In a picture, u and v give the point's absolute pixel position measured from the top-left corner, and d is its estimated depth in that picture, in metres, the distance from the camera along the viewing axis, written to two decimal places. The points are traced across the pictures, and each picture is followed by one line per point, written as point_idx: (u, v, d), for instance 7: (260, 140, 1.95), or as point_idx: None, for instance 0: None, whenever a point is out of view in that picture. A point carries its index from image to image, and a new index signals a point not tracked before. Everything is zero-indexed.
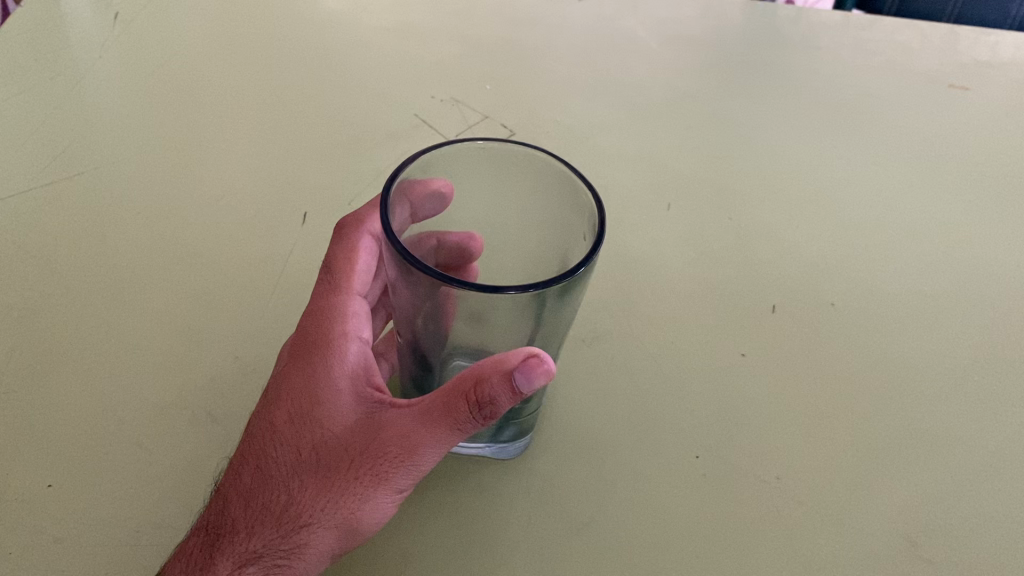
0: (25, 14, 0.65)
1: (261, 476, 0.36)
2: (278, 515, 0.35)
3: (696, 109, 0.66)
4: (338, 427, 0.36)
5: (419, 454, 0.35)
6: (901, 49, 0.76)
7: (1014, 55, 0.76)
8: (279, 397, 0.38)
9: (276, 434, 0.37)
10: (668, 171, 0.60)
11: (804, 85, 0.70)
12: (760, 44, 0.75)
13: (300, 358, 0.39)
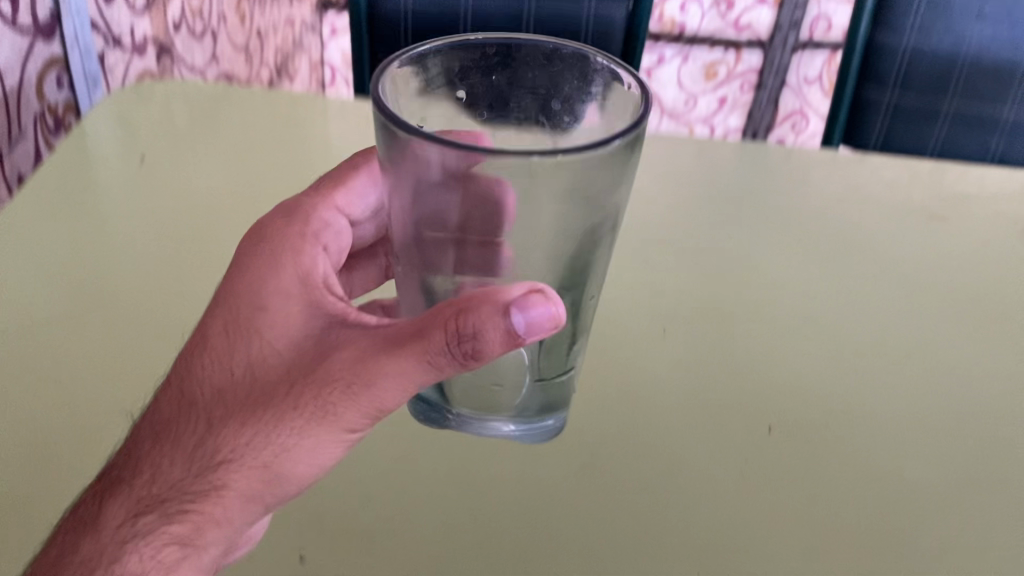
0: (61, 168, 0.70)
1: (202, 408, 0.43)
2: (208, 445, 0.42)
3: (688, 245, 0.68)
4: (273, 370, 0.42)
5: (362, 391, 0.40)
6: (889, 181, 0.78)
7: (1000, 186, 0.78)
8: (230, 334, 0.44)
9: (221, 368, 0.43)
10: (659, 294, 0.63)
11: (794, 217, 0.72)
12: (750, 177, 0.77)
13: (251, 297, 0.45)
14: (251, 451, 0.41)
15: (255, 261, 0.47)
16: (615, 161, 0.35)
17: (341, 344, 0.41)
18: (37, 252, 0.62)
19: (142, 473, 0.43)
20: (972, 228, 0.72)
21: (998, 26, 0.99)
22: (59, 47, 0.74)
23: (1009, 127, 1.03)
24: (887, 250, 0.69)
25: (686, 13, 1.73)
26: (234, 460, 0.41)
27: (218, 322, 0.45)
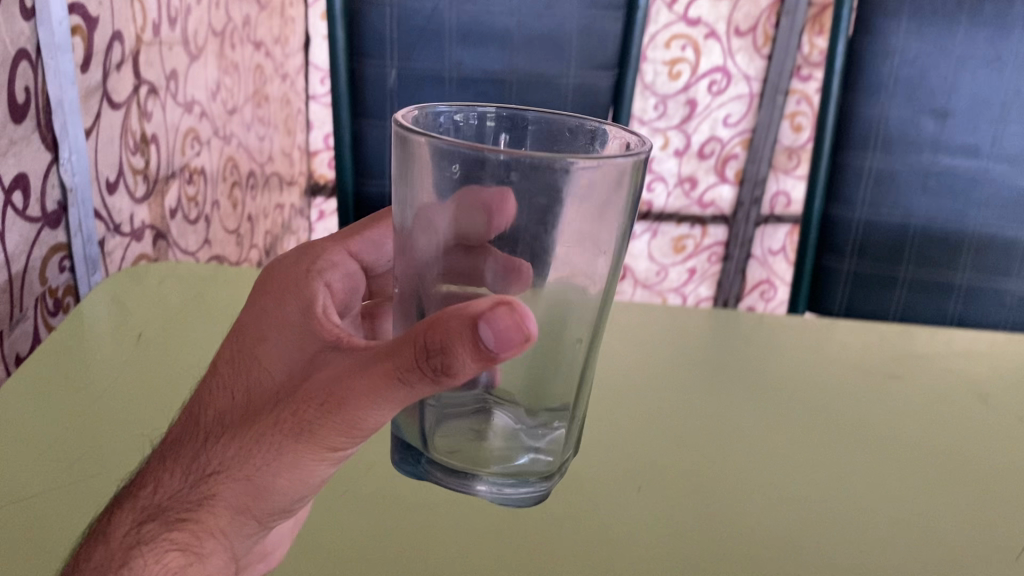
0: (54, 345, 0.73)
1: (208, 428, 0.47)
2: (200, 456, 0.45)
3: (658, 394, 0.69)
4: (271, 396, 0.46)
5: (340, 407, 0.41)
6: (856, 335, 0.79)
7: (964, 344, 0.79)
8: (243, 369, 0.49)
9: (230, 396, 0.48)
10: (633, 441, 0.62)
11: (763, 372, 0.73)
12: (724, 332, 0.79)
13: (264, 338, 0.50)
14: (235, 465, 0.44)
15: (272, 310, 0.51)
16: (618, 183, 0.35)
17: (328, 366, 0.44)
18: (25, 419, 0.63)
19: (147, 487, 0.47)
20: (935, 371, 0.74)
21: (942, 198, 1.06)
22: (64, 233, 0.78)
23: (964, 290, 1.09)
24: (851, 394, 0.70)
25: (653, 191, 1.84)
26: (221, 472, 0.44)
27: (232, 362, 0.50)
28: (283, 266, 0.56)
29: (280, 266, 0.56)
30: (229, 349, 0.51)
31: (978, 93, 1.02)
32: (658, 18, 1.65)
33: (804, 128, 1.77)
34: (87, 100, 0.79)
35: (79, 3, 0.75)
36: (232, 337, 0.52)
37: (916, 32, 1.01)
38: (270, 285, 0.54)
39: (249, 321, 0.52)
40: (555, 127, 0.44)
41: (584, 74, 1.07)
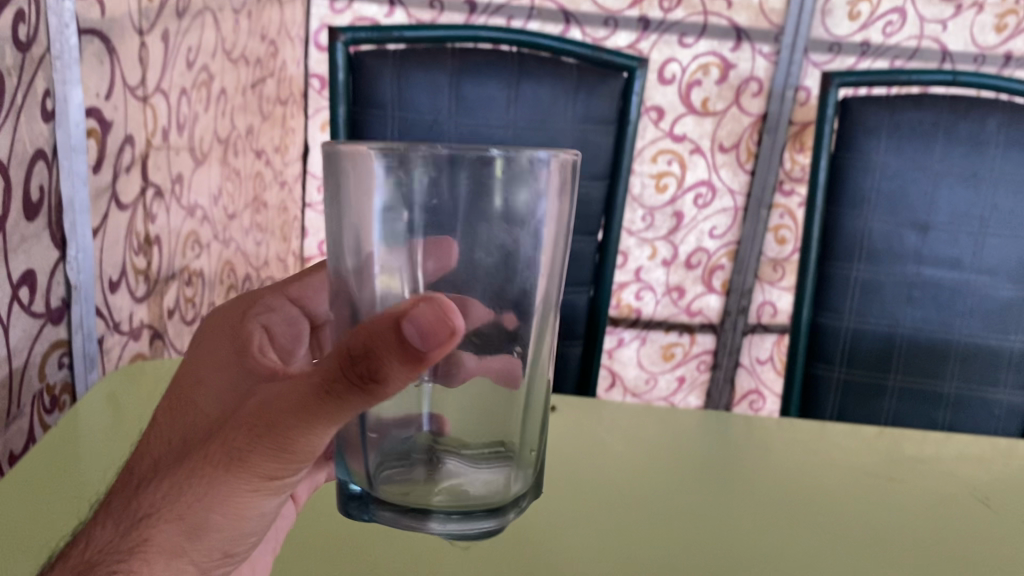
0: (50, 441, 0.72)
1: (143, 478, 0.49)
2: (135, 501, 0.48)
3: (658, 497, 0.68)
4: (203, 435, 0.49)
5: (267, 428, 0.44)
6: (854, 441, 0.79)
7: (960, 451, 0.79)
8: (182, 423, 0.53)
9: (166, 448, 0.51)
10: (634, 544, 0.61)
11: (763, 475, 0.72)
12: (723, 436, 0.78)
13: (204, 397, 0.55)
14: (166, 505, 0.46)
15: (209, 369, 0.56)
16: (545, 185, 0.37)
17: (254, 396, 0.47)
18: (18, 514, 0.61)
19: (79, 543, 0.48)
20: (932, 474, 0.74)
21: (927, 308, 1.07)
22: (64, 330, 0.78)
23: (953, 399, 1.10)
24: (853, 496, 0.70)
25: (642, 299, 1.87)
26: (153, 514, 0.46)
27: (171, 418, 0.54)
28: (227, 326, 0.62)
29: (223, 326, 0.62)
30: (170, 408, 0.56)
31: (956, 206, 1.06)
32: (645, 134, 1.71)
33: (788, 240, 1.82)
34: (96, 201, 0.81)
35: (96, 107, 0.78)
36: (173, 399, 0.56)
37: (895, 149, 1.06)
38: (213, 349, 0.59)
39: (193, 382, 0.57)
40: None
41: (578, 185, 1.08)
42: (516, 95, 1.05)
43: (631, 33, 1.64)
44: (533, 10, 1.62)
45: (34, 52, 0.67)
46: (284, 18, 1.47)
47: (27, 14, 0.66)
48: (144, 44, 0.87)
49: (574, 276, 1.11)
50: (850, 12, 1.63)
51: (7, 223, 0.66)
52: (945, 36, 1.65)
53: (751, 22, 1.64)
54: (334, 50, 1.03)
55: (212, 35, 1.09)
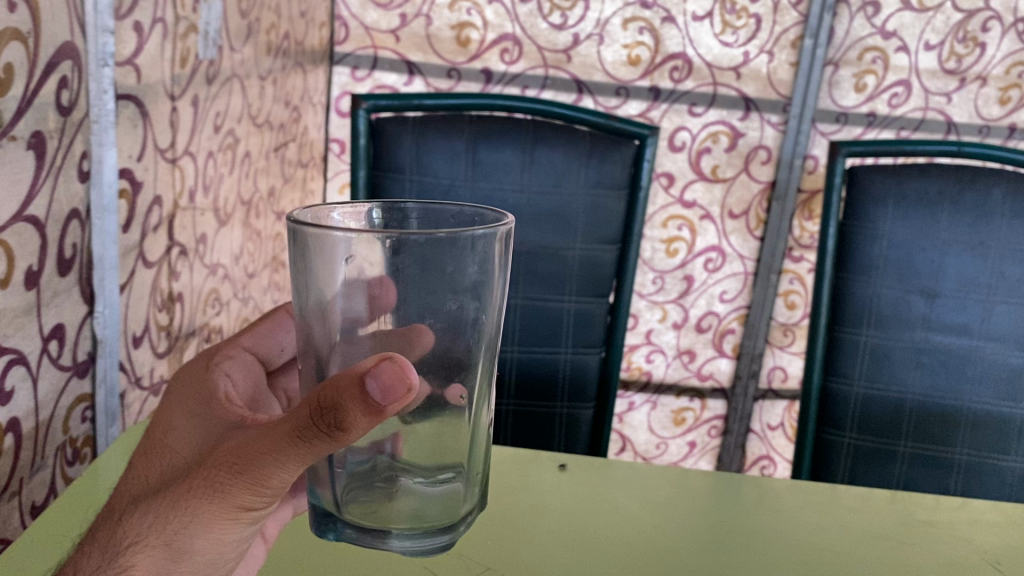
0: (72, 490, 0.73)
1: (125, 508, 0.53)
2: (118, 528, 0.51)
3: (669, 558, 0.68)
4: (180, 468, 0.53)
5: (246, 465, 0.48)
6: (864, 503, 0.79)
7: (972, 516, 0.79)
8: (152, 453, 0.57)
9: (142, 477, 0.55)
10: None
11: (774, 537, 0.72)
12: (734, 495, 0.79)
13: (168, 422, 0.58)
14: (152, 533, 0.50)
15: (181, 408, 0.58)
16: (486, 252, 0.40)
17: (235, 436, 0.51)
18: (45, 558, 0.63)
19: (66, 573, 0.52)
20: (943, 538, 0.74)
21: (936, 374, 1.08)
22: (89, 384, 0.80)
23: (964, 466, 1.10)
24: (864, 560, 0.70)
25: (652, 362, 1.88)
26: (139, 542, 0.50)
27: (146, 455, 0.57)
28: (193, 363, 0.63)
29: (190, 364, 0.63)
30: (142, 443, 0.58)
31: (963, 274, 1.08)
32: (656, 199, 1.75)
33: (798, 306, 1.83)
34: (125, 259, 0.83)
35: (128, 168, 0.81)
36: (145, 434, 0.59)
37: (902, 218, 1.08)
38: (182, 385, 0.60)
39: (164, 416, 0.59)
40: (436, 212, 0.47)
41: (591, 248, 1.11)
42: (530, 161, 1.08)
43: (642, 102, 1.69)
44: (547, 79, 1.67)
45: (75, 116, 0.71)
46: (306, 85, 1.52)
47: (70, 80, 0.70)
48: (175, 109, 0.91)
49: (585, 338, 1.13)
50: (857, 84, 1.67)
51: (41, 278, 0.69)
52: (950, 108, 1.68)
53: (760, 93, 1.68)
54: (356, 116, 1.06)
55: (238, 101, 1.13)
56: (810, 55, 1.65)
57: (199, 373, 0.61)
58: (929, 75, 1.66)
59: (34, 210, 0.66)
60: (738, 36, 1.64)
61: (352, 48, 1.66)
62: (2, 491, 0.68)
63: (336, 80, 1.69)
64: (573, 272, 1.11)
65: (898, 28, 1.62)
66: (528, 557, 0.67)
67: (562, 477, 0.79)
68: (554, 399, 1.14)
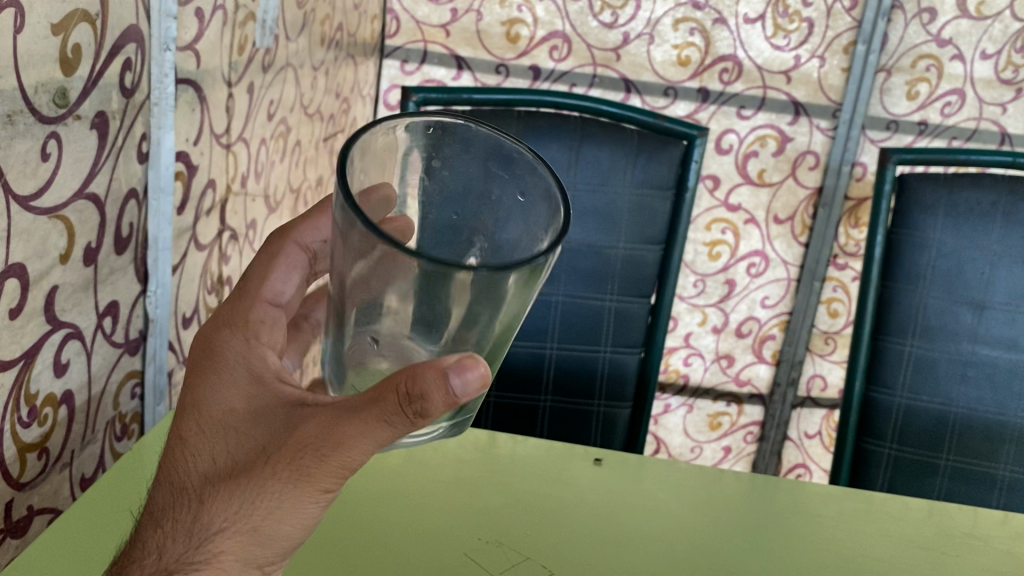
0: (125, 458, 0.74)
1: (177, 488, 0.51)
2: (171, 513, 0.51)
3: (706, 559, 0.68)
4: (246, 432, 0.50)
5: (331, 445, 0.46)
6: (901, 509, 0.79)
7: (1016, 530, 0.78)
8: (187, 409, 0.53)
9: (185, 443, 0.52)
10: None
11: (812, 544, 0.72)
12: (772, 497, 0.78)
13: (198, 371, 0.54)
14: (238, 519, 0.49)
15: (206, 367, 0.53)
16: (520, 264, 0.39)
17: (307, 416, 0.48)
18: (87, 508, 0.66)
19: (138, 548, 0.52)
20: (986, 551, 0.74)
21: (982, 388, 1.07)
22: (139, 361, 0.82)
23: (1006, 483, 1.07)
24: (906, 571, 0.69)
25: (690, 365, 1.87)
26: (225, 527, 0.49)
27: (176, 425, 0.53)
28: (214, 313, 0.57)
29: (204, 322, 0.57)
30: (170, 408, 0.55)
31: (1013, 287, 1.06)
32: (701, 202, 1.73)
33: (840, 314, 1.81)
34: (178, 240, 0.85)
35: (185, 152, 0.83)
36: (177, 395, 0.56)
37: (953, 229, 1.06)
38: (199, 342, 0.55)
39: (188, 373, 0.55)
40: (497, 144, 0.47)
41: (634, 248, 1.10)
42: (577, 158, 1.08)
43: (690, 103, 1.68)
44: (595, 78, 1.66)
45: (137, 98, 0.72)
46: (357, 77, 1.53)
47: (133, 63, 0.71)
48: (231, 95, 0.93)
49: (624, 338, 1.13)
50: (909, 91, 1.64)
51: (99, 255, 0.71)
52: (1005, 118, 1.66)
53: (810, 98, 1.67)
54: (405, 108, 1.06)
55: (291, 90, 1.15)
56: (863, 61, 1.63)
57: (213, 325, 0.56)
58: (984, 84, 1.63)
59: (95, 189, 0.68)
60: (790, 39, 1.62)
61: (402, 41, 1.67)
62: (54, 462, 0.70)
63: (385, 73, 1.70)
64: (615, 271, 1.11)
65: (954, 35, 1.60)
66: (571, 551, 0.67)
67: (600, 474, 0.79)
68: (591, 397, 1.15)
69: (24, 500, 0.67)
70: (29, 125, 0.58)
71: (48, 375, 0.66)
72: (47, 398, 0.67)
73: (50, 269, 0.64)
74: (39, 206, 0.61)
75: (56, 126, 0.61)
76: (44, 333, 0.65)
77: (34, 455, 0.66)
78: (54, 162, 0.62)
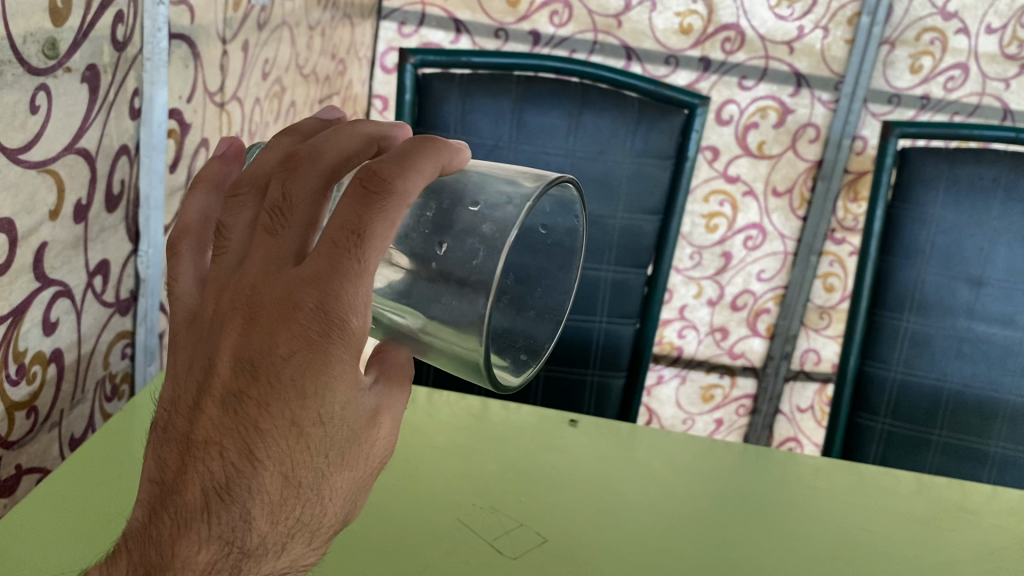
0: (121, 415, 0.74)
1: (288, 487, 0.42)
2: (291, 511, 0.43)
3: (700, 529, 0.68)
4: (357, 423, 0.42)
5: (397, 429, 0.46)
6: (893, 482, 0.79)
7: (1010, 504, 0.78)
8: (302, 398, 0.40)
9: (304, 439, 0.41)
10: None
11: (803, 518, 0.71)
12: (764, 471, 0.78)
13: (313, 350, 0.40)
14: (343, 513, 0.45)
15: (326, 358, 0.40)
16: (529, 327, 0.55)
17: (387, 406, 0.45)
18: (70, 464, 0.66)
19: (228, 552, 0.43)
20: (980, 526, 0.73)
21: (977, 364, 1.06)
22: (129, 322, 0.81)
23: (998, 460, 1.07)
24: (900, 544, 0.69)
25: (684, 337, 1.87)
26: (330, 524, 0.45)
27: (287, 419, 0.40)
28: (283, 274, 0.40)
29: (284, 286, 0.40)
30: (246, 392, 0.41)
31: (1012, 264, 1.05)
32: (699, 173, 1.72)
33: (836, 289, 1.81)
34: (170, 200, 0.84)
35: (178, 109, 0.81)
36: (240, 364, 0.41)
37: (952, 203, 1.05)
38: (297, 321, 0.39)
39: (286, 355, 0.40)
40: (568, 203, 0.52)
41: (632, 218, 1.09)
42: (577, 125, 1.06)
43: (691, 73, 1.66)
44: (596, 44, 1.64)
45: (129, 52, 0.71)
46: (354, 39, 1.51)
47: (126, 15, 0.69)
48: (225, 53, 0.91)
49: (621, 308, 1.12)
50: (912, 65, 1.63)
51: (89, 213, 0.69)
52: (1008, 94, 1.65)
53: (812, 69, 1.65)
54: (402, 71, 1.04)
55: (287, 50, 1.13)
56: (867, 33, 1.61)
57: (316, 288, 0.39)
58: (989, 59, 1.62)
59: (85, 144, 0.66)
60: (793, 9, 1.60)
61: (400, 3, 1.64)
62: (43, 422, 0.69)
63: (383, 35, 1.68)
64: (612, 241, 1.09)
65: (960, 9, 1.58)
66: (568, 518, 0.67)
67: (595, 443, 0.78)
68: (585, 366, 1.14)
69: (13, 459, 0.66)
70: (17, 76, 0.56)
71: (37, 333, 0.65)
72: (35, 355, 0.66)
73: (39, 226, 0.62)
74: (29, 160, 0.59)
75: (45, 78, 0.59)
76: (33, 291, 0.63)
77: (23, 414, 0.66)
78: (44, 115, 0.60)
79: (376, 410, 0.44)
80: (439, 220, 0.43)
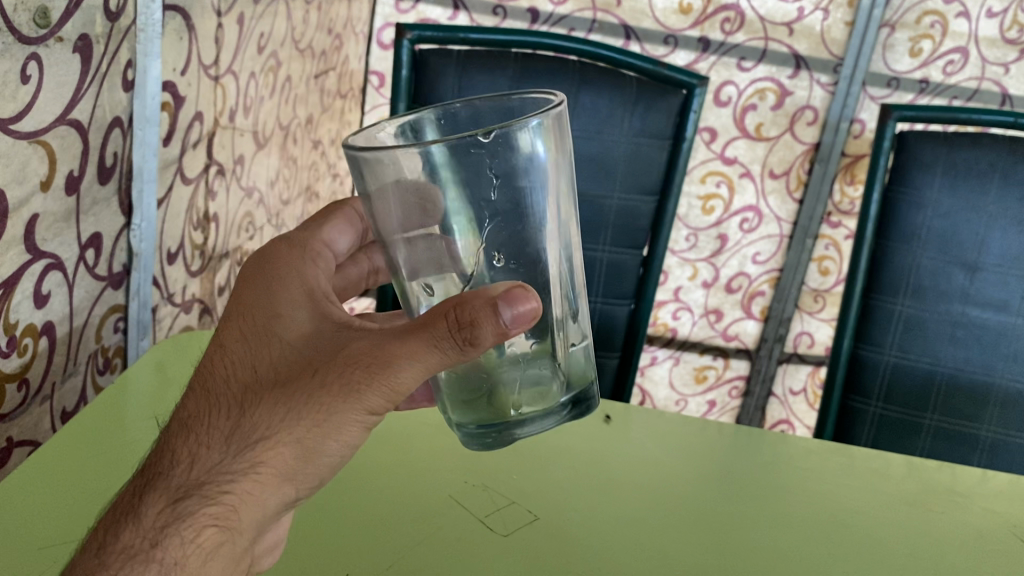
0: (111, 389, 0.73)
1: (220, 389, 0.50)
2: (214, 411, 0.50)
3: (691, 511, 0.68)
4: (291, 337, 0.50)
5: (389, 367, 0.46)
6: (884, 464, 0.79)
7: (1001, 488, 0.78)
8: (244, 321, 0.53)
9: (237, 350, 0.51)
10: (665, 554, 0.62)
11: (793, 499, 0.71)
12: (756, 453, 0.78)
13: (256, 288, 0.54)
14: (283, 427, 0.47)
15: (264, 292, 0.53)
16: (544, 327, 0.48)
17: (355, 339, 0.49)
18: (53, 440, 0.65)
19: (163, 456, 0.50)
20: (969, 509, 0.74)
21: (970, 349, 1.06)
22: (123, 295, 0.81)
23: (989, 444, 1.07)
24: (890, 526, 0.70)
25: (678, 319, 1.88)
26: (272, 435, 0.47)
27: (232, 337, 0.52)
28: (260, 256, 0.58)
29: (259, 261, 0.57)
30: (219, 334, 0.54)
31: (1009, 250, 1.04)
32: (696, 154, 1.72)
33: (831, 272, 1.81)
34: (163, 173, 0.83)
35: (171, 82, 0.80)
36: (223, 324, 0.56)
37: (949, 187, 1.05)
38: (255, 275, 0.55)
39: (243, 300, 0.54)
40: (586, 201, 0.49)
41: (629, 198, 1.08)
42: (574, 103, 1.05)
43: (690, 53, 1.65)
44: (594, 23, 1.63)
45: (121, 23, 0.70)
46: (351, 14, 1.49)
47: None
48: (220, 26, 0.90)
49: (616, 289, 1.12)
50: (912, 48, 1.62)
51: (82, 184, 0.69)
52: (1007, 79, 1.64)
53: (812, 51, 1.64)
54: (399, 47, 1.04)
55: (282, 24, 1.12)
56: (867, 16, 1.60)
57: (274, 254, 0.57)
58: (989, 43, 1.61)
59: (77, 115, 0.65)
60: None
61: None
62: (35, 394, 0.69)
63: (381, 11, 1.67)
64: (609, 221, 1.09)
65: None
66: (560, 497, 0.67)
67: (584, 421, 0.78)
68: None
69: (3, 432, 0.66)
70: (8, 44, 0.55)
71: (28, 306, 0.65)
72: (26, 328, 0.65)
73: (30, 197, 0.62)
74: (20, 130, 0.59)
75: (36, 48, 0.59)
76: (25, 262, 0.63)
77: (14, 387, 0.65)
78: (35, 85, 0.59)
79: (340, 343, 0.49)
80: (360, 162, 0.43)
